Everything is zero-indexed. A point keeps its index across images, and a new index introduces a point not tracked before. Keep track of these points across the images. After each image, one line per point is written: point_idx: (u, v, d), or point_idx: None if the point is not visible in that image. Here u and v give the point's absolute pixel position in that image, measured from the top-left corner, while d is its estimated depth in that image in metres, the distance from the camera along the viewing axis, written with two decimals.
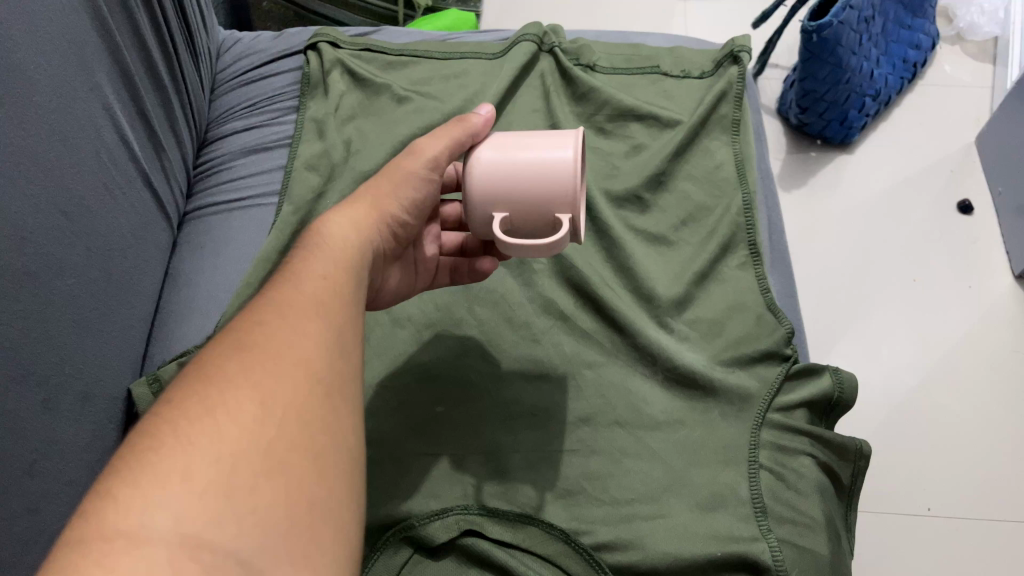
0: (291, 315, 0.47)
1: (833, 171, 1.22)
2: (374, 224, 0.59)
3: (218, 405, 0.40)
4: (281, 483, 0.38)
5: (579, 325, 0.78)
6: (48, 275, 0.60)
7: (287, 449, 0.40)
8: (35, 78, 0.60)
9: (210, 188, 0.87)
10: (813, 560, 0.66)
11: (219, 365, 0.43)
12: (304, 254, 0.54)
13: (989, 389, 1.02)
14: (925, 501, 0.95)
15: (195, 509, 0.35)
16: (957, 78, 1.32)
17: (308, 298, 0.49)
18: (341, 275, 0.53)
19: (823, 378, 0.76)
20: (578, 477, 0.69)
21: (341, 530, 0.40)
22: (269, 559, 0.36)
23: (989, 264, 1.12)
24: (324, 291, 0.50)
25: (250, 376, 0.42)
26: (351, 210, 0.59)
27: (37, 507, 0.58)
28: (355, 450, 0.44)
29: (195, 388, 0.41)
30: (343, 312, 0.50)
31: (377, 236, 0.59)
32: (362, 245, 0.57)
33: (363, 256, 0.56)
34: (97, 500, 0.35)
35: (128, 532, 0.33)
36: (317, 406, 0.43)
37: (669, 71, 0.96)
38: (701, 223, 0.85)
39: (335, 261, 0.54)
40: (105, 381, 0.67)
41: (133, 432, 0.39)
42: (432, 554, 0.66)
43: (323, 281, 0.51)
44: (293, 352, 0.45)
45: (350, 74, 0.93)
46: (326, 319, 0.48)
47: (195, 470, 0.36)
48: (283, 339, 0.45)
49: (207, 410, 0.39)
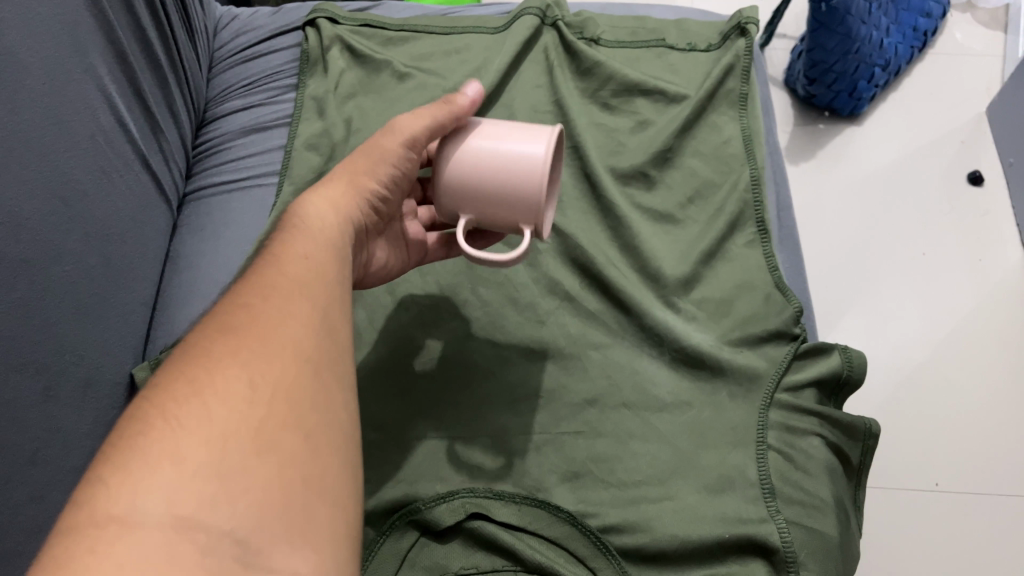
0: (276, 297, 0.47)
1: (842, 143, 1.20)
2: (352, 201, 0.58)
3: (206, 387, 0.39)
4: (273, 463, 0.38)
5: (585, 305, 0.77)
6: (45, 262, 0.59)
7: (279, 427, 0.39)
8: (27, 60, 0.59)
9: (210, 169, 0.85)
10: (823, 542, 0.65)
11: (206, 350, 0.42)
12: (287, 236, 0.53)
13: (999, 364, 1.01)
14: (934, 477, 0.94)
15: (187, 490, 0.34)
16: (969, 46, 1.29)
17: (294, 280, 0.49)
18: (323, 256, 0.52)
19: (832, 358, 0.74)
20: (584, 459, 0.68)
21: (338, 507, 0.39)
22: (265, 539, 0.35)
23: (998, 236, 1.11)
24: (309, 273, 0.50)
25: (236, 358, 0.41)
26: (328, 190, 0.58)
27: (41, 495, 0.58)
28: (348, 427, 0.43)
29: (182, 373, 0.40)
30: (329, 291, 0.49)
31: (356, 213, 0.58)
32: (341, 225, 0.56)
33: (343, 234, 0.56)
34: (87, 488, 0.34)
35: (120, 517, 0.33)
36: (306, 386, 0.42)
37: (675, 43, 0.94)
38: (708, 200, 0.84)
39: (317, 240, 0.53)
40: (108, 367, 0.67)
41: (120, 421, 0.38)
42: (438, 538, 0.66)
43: (308, 263, 0.51)
44: (281, 333, 0.44)
45: (350, 51, 0.92)
46: (313, 300, 0.48)
47: (185, 452, 0.36)
48: (270, 321, 0.45)
49: (195, 392, 0.39)
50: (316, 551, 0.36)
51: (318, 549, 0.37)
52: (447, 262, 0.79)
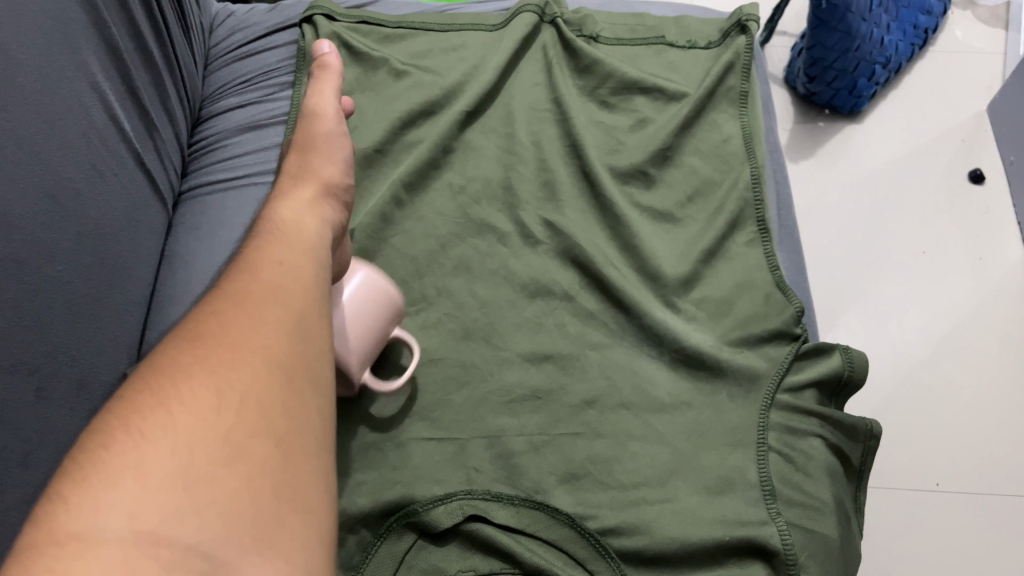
0: (249, 303, 0.46)
1: (843, 141, 1.19)
2: (320, 198, 0.61)
3: (172, 397, 0.39)
4: (241, 473, 0.37)
5: (584, 305, 0.76)
6: (38, 262, 0.58)
7: (247, 435, 0.39)
8: (17, 57, 0.58)
9: (205, 167, 0.85)
10: (823, 544, 0.65)
11: (174, 358, 0.41)
12: (263, 241, 0.53)
13: (1000, 364, 1.00)
14: (935, 477, 0.94)
15: (150, 504, 0.34)
16: (970, 43, 1.29)
17: (267, 283, 0.48)
18: (300, 259, 0.51)
19: (833, 358, 0.73)
20: (583, 461, 0.68)
21: (312, 514, 0.38)
22: (233, 550, 0.34)
23: (999, 234, 1.10)
24: (284, 276, 0.49)
25: (205, 366, 0.41)
26: (296, 194, 0.61)
27: (33, 497, 0.57)
28: (323, 431, 0.43)
29: (148, 383, 0.40)
30: (305, 294, 0.49)
31: (329, 204, 0.61)
32: (320, 216, 0.58)
33: (323, 224, 0.57)
34: (48, 505, 0.34)
35: (80, 535, 0.32)
36: (277, 392, 0.42)
37: (674, 41, 0.93)
38: (709, 199, 0.83)
39: (293, 244, 0.53)
40: (102, 367, 0.66)
41: (85, 434, 0.38)
42: (435, 540, 0.65)
43: (283, 266, 0.50)
44: (251, 340, 0.43)
45: (347, 48, 0.91)
46: (287, 304, 0.47)
47: (148, 465, 0.35)
48: (240, 326, 0.44)
49: (160, 403, 0.38)
50: (288, 561, 0.36)
51: (290, 558, 0.36)
52: (445, 261, 0.78)
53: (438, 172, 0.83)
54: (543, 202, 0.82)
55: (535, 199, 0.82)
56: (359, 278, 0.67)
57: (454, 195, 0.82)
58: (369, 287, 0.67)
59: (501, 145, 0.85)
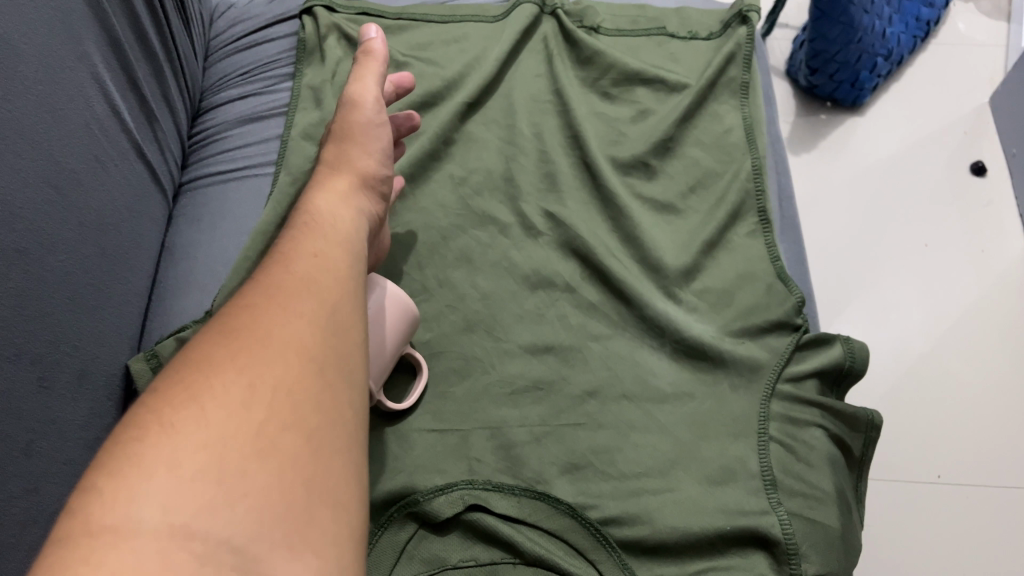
0: (281, 294, 0.45)
1: (844, 133, 1.19)
2: (356, 192, 0.61)
3: (205, 391, 0.39)
4: (273, 468, 0.37)
5: (585, 296, 0.76)
6: (40, 252, 0.59)
7: (278, 431, 0.38)
8: (19, 46, 0.58)
9: (206, 158, 0.84)
10: (824, 533, 0.65)
11: (207, 351, 0.41)
12: (294, 235, 0.52)
13: (1001, 356, 1.00)
14: (936, 469, 0.94)
15: (182, 498, 0.34)
16: (971, 36, 1.28)
17: (303, 275, 0.47)
18: (332, 250, 0.51)
19: (834, 348, 0.73)
20: (584, 451, 0.68)
21: (342, 509, 0.38)
22: (264, 546, 0.34)
23: (1001, 226, 1.10)
24: (315, 267, 0.48)
25: (237, 359, 0.41)
26: (332, 187, 0.60)
27: (36, 487, 0.57)
28: (355, 425, 0.42)
29: (182, 376, 0.39)
30: (337, 285, 0.48)
31: (366, 202, 0.61)
32: (355, 214, 0.58)
33: (356, 222, 0.57)
34: (82, 494, 0.34)
35: (114, 526, 0.32)
36: (310, 384, 0.41)
37: (675, 32, 0.93)
38: (710, 190, 0.83)
39: (325, 236, 0.52)
40: (104, 358, 0.66)
41: (119, 425, 0.38)
42: (437, 530, 0.65)
43: (316, 259, 0.49)
44: (284, 331, 0.43)
45: (347, 39, 0.91)
46: (319, 295, 0.46)
47: (181, 459, 0.35)
48: (274, 318, 0.44)
49: (194, 396, 0.38)
50: (318, 556, 0.36)
51: (320, 555, 0.36)
52: (446, 253, 0.78)
53: (439, 163, 0.83)
54: (544, 193, 0.81)
55: (536, 190, 0.82)
56: (383, 291, 0.67)
57: (455, 187, 0.82)
58: (391, 301, 0.67)
59: (502, 137, 0.85)
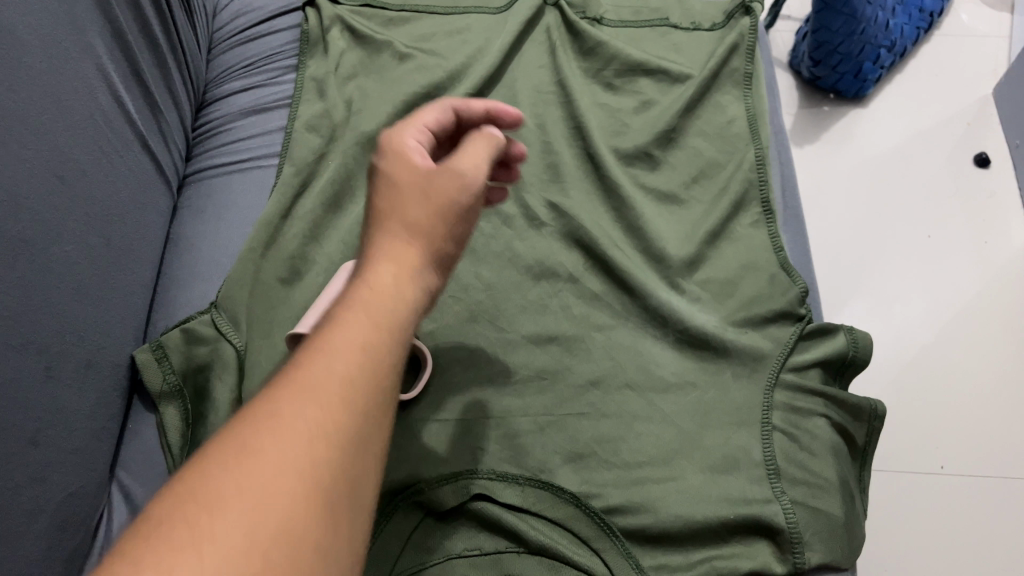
0: (309, 399, 0.37)
1: (847, 124, 1.19)
2: (419, 270, 0.47)
3: (206, 537, 0.31)
4: None
5: (589, 287, 0.76)
6: (45, 242, 0.59)
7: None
8: (22, 37, 0.59)
9: (210, 150, 0.84)
10: (827, 521, 0.65)
11: (210, 474, 0.33)
12: (336, 310, 0.43)
13: (1003, 347, 1.00)
14: (940, 460, 0.94)
15: None
16: (975, 27, 1.28)
17: (339, 375, 0.39)
18: (380, 342, 0.42)
19: (838, 338, 0.73)
20: (588, 440, 0.68)
21: None
22: None
23: (1005, 218, 1.10)
24: (355, 363, 0.39)
25: (246, 491, 0.33)
26: (394, 254, 0.47)
27: (43, 477, 0.58)
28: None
29: (178, 509, 0.32)
30: (376, 394, 0.40)
31: (425, 286, 0.47)
32: (413, 300, 0.45)
33: (411, 311, 0.45)
34: None
35: None
36: (321, 535, 0.34)
37: (678, 23, 0.93)
38: (713, 180, 0.83)
39: (372, 318, 0.42)
40: (110, 349, 0.66)
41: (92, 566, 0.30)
42: (442, 519, 0.65)
43: (359, 354, 0.40)
44: (306, 455, 0.35)
45: (350, 31, 0.91)
46: (355, 408, 0.38)
47: None
48: (294, 435, 0.35)
49: (191, 543, 0.30)
50: None
51: None
52: None
53: None
54: (547, 183, 0.82)
55: (539, 181, 0.82)
56: None
57: None
58: None
59: None
